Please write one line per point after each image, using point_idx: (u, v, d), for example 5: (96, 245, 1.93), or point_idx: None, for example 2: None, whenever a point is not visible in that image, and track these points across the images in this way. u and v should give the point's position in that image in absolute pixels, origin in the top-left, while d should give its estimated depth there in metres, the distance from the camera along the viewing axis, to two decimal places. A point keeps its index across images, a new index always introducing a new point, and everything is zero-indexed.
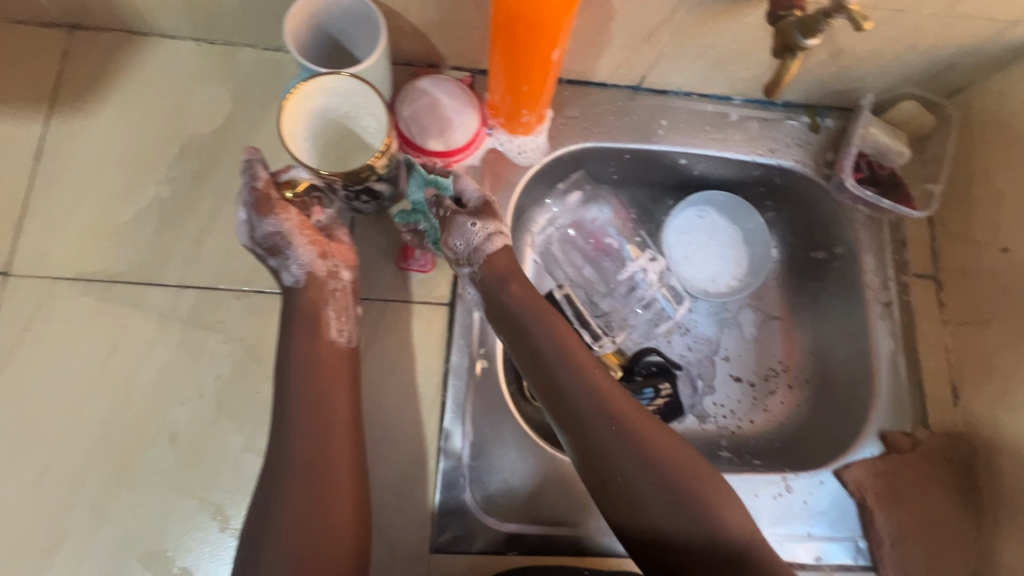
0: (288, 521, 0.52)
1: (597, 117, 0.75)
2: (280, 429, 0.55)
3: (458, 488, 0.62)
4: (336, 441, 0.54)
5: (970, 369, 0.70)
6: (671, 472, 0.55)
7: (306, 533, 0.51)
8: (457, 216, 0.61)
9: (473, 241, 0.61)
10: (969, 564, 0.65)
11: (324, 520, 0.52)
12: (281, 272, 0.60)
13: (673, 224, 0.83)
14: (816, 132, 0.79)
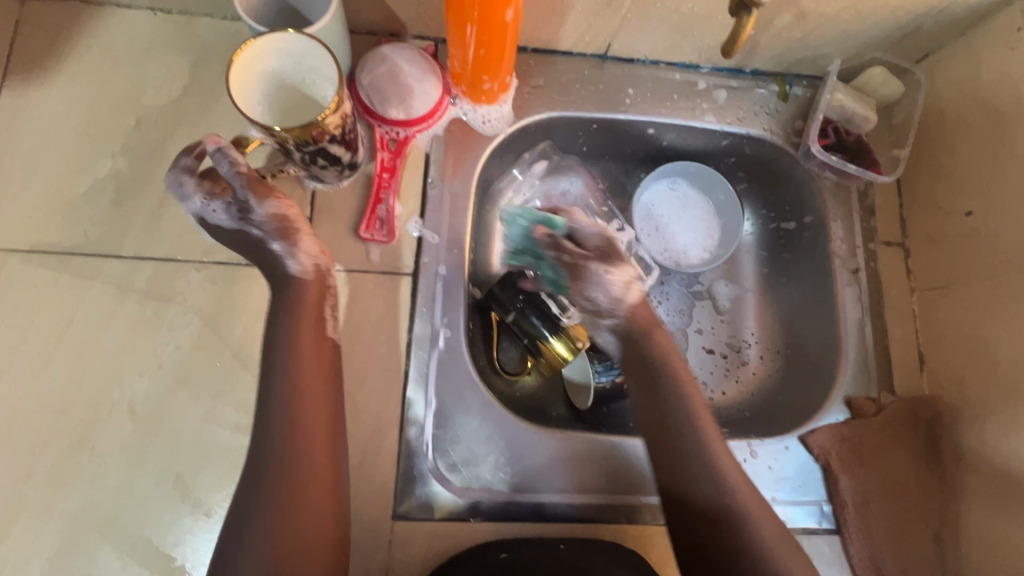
0: (263, 514, 0.50)
1: (563, 86, 0.74)
2: (263, 429, 0.52)
3: (421, 455, 0.62)
4: (316, 423, 0.53)
5: (936, 334, 0.70)
6: (712, 469, 0.57)
7: (279, 522, 0.50)
8: (588, 263, 0.60)
9: (606, 294, 0.61)
10: (933, 526, 0.65)
11: (297, 512, 0.50)
12: (284, 258, 0.56)
13: (644, 196, 0.83)
14: (785, 100, 0.78)
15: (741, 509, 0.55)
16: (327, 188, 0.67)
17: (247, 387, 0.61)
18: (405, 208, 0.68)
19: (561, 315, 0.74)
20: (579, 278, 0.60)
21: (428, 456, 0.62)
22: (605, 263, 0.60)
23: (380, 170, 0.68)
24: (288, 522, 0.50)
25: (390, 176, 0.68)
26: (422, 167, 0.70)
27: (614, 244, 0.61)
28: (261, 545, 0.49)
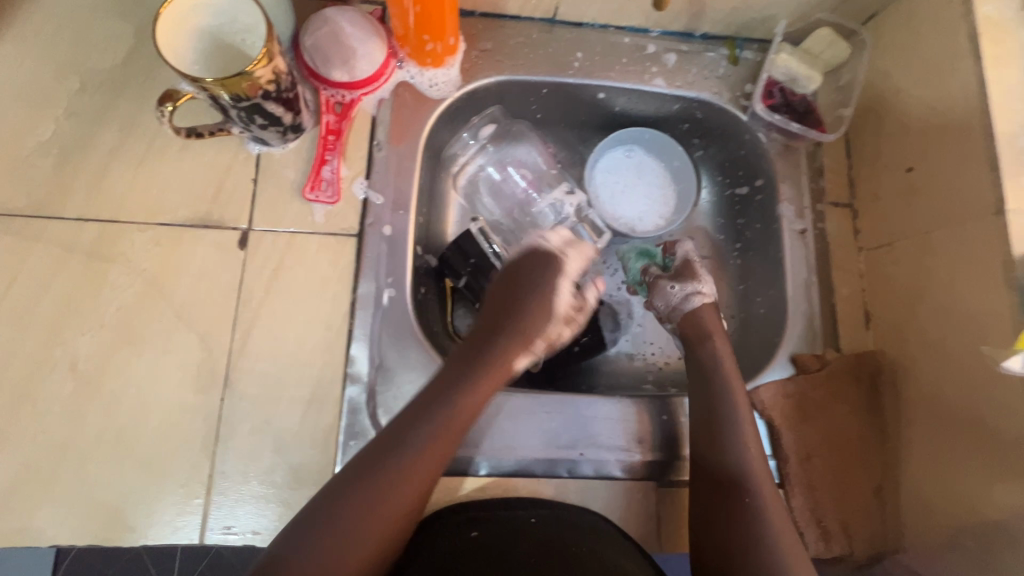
0: (339, 503, 0.54)
1: (511, 49, 0.75)
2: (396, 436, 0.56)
3: (363, 411, 0.63)
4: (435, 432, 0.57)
5: (880, 291, 0.70)
6: (736, 460, 0.63)
7: (364, 510, 0.54)
8: (661, 281, 0.76)
9: (677, 300, 0.74)
10: (874, 478, 0.66)
11: (389, 505, 0.55)
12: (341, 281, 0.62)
13: (599, 162, 0.83)
14: (735, 64, 0.78)
15: (766, 499, 0.61)
16: (271, 151, 0.68)
17: (190, 345, 0.62)
18: (351, 169, 0.69)
19: None
20: (654, 292, 0.77)
21: (372, 412, 0.63)
22: (683, 276, 0.75)
23: (325, 133, 0.69)
24: (374, 512, 0.54)
25: (336, 139, 0.69)
26: (369, 130, 0.70)
27: (687, 263, 0.77)
28: (344, 530, 0.53)
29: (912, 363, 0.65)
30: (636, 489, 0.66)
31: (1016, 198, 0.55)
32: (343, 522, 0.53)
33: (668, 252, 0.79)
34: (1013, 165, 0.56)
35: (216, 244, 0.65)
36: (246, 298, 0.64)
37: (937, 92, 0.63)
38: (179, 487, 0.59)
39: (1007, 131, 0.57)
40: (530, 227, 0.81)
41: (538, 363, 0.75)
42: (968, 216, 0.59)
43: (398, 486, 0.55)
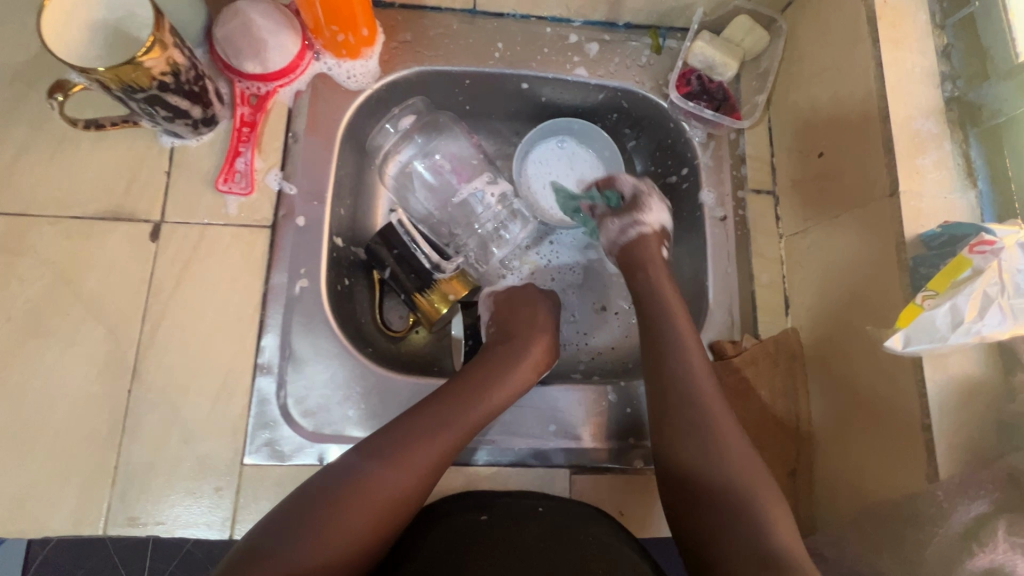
0: (343, 484, 0.53)
1: (431, 41, 0.75)
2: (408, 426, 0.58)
3: (273, 402, 0.63)
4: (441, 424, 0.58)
5: (797, 278, 0.71)
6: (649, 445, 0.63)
7: (365, 492, 0.52)
8: (604, 220, 0.73)
9: (617, 235, 0.72)
10: (790, 464, 0.65)
11: (394, 485, 0.54)
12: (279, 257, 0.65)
13: (533, 155, 0.82)
14: (658, 53, 0.78)
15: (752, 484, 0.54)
16: (185, 143, 0.68)
17: (98, 338, 0.62)
18: (265, 162, 0.69)
19: (434, 271, 0.74)
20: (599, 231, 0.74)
21: (282, 402, 0.63)
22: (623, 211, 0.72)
23: (239, 125, 0.69)
24: (378, 491, 0.53)
25: (250, 130, 0.69)
26: (285, 121, 0.71)
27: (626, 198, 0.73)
28: (344, 510, 0.51)
29: (824, 348, 0.65)
30: (546, 476, 0.65)
31: (908, 180, 0.56)
32: (344, 500, 0.52)
33: (607, 187, 0.74)
34: (906, 147, 0.57)
35: (127, 236, 0.65)
36: (157, 290, 0.64)
37: (842, 77, 0.64)
38: (83, 479, 0.59)
39: (901, 113, 0.57)
40: (457, 217, 0.81)
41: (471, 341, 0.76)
42: (868, 199, 0.60)
43: (394, 480, 0.54)
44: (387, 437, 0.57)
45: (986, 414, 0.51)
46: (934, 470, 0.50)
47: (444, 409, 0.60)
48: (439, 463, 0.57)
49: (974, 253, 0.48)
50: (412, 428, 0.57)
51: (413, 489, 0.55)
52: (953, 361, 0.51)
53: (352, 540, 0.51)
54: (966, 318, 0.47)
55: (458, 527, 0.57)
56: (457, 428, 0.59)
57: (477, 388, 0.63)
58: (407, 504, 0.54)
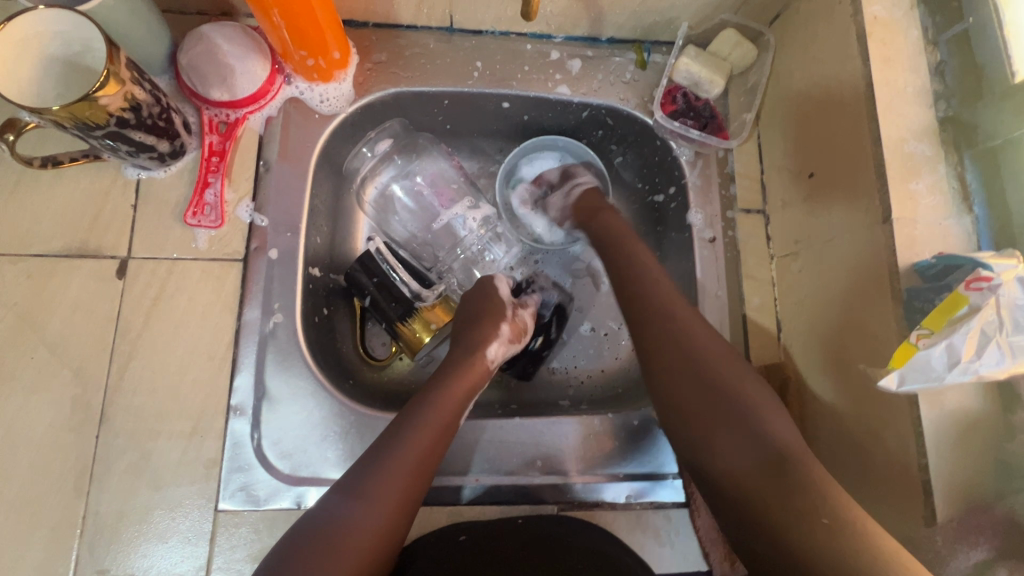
0: (327, 526, 0.49)
1: (407, 61, 0.73)
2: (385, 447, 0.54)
3: (247, 444, 0.61)
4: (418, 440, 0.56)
5: (789, 302, 0.69)
6: None
7: (350, 530, 0.49)
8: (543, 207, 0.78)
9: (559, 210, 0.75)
10: None
11: (368, 522, 0.50)
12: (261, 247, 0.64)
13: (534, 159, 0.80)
14: (643, 68, 0.76)
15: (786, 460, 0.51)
16: (152, 175, 0.66)
17: (63, 382, 0.60)
18: (235, 192, 0.66)
19: (416, 300, 0.71)
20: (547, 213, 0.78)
21: (257, 444, 0.61)
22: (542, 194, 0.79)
23: (208, 155, 0.66)
24: (351, 532, 0.49)
25: (219, 160, 0.66)
26: (256, 149, 0.68)
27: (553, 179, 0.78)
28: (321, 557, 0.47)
29: (815, 377, 0.63)
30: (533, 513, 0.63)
31: (901, 206, 0.54)
32: (320, 548, 0.48)
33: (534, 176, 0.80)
34: (898, 171, 0.54)
35: (93, 274, 0.63)
36: (124, 330, 0.62)
37: (831, 95, 0.62)
38: (50, 530, 0.57)
39: (893, 136, 0.55)
40: (439, 241, 0.79)
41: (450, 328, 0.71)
42: (861, 223, 0.57)
43: (380, 509, 0.51)
44: (356, 473, 0.53)
45: (985, 452, 0.49)
46: (932, 513, 0.48)
47: (413, 430, 0.56)
48: (413, 491, 0.53)
49: (970, 289, 0.45)
50: (379, 459, 0.53)
51: (390, 523, 0.51)
52: (950, 397, 0.49)
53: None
54: (962, 357, 0.45)
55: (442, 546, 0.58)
56: (426, 452, 0.55)
57: (440, 405, 0.59)
58: (388, 542, 0.51)
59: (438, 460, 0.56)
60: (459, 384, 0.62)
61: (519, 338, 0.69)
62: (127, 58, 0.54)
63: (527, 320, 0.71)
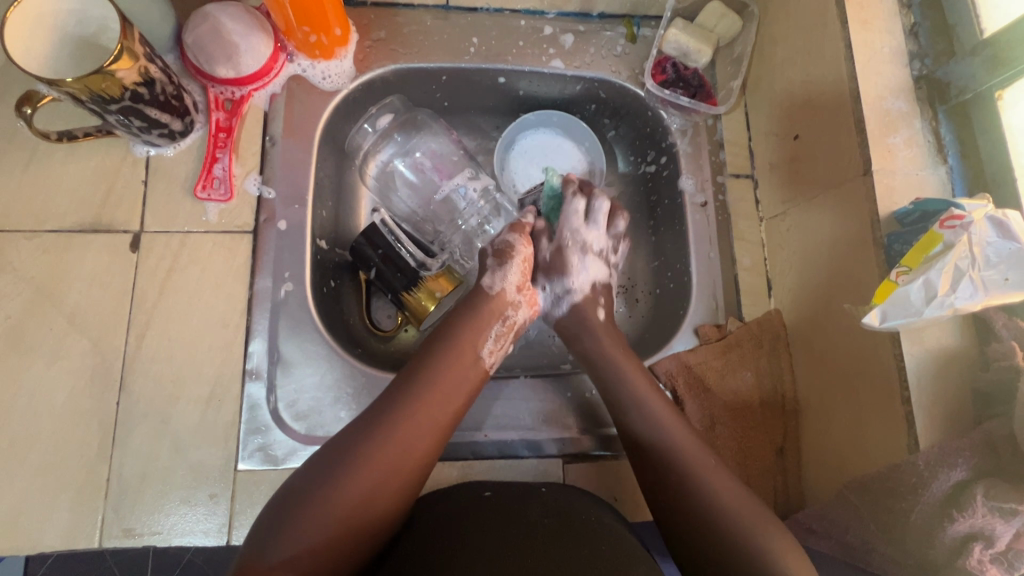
0: (340, 462, 0.51)
1: (405, 38, 0.75)
2: (405, 393, 0.56)
3: (262, 407, 0.63)
4: (437, 391, 0.57)
5: (779, 259, 0.72)
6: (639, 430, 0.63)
7: (362, 466, 0.51)
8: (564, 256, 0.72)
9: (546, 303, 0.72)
10: (774, 441, 0.67)
11: (370, 471, 0.51)
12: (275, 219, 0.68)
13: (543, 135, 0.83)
14: (633, 42, 0.78)
15: None
16: (162, 152, 0.68)
17: (82, 352, 0.62)
18: (243, 167, 0.69)
19: (420, 267, 0.73)
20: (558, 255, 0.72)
21: (273, 407, 0.63)
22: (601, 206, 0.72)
23: (215, 131, 0.68)
24: (353, 479, 0.50)
25: (227, 136, 0.68)
26: (261, 125, 0.70)
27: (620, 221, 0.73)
28: (323, 502, 0.49)
29: (804, 327, 0.67)
30: (541, 467, 0.66)
31: (880, 159, 0.57)
32: (320, 494, 0.49)
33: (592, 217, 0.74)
34: (877, 126, 0.58)
35: (107, 248, 0.64)
36: (140, 300, 0.64)
37: (813, 58, 0.65)
38: (74, 493, 0.59)
39: (871, 94, 0.58)
40: (440, 213, 0.81)
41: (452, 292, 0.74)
42: (842, 178, 0.61)
43: (391, 450, 0.52)
44: (361, 424, 0.54)
45: (961, 383, 0.52)
46: (914, 442, 0.52)
47: (431, 379, 0.58)
48: (419, 445, 0.54)
49: (944, 228, 0.49)
50: (384, 413, 0.54)
51: (404, 462, 0.52)
52: (929, 334, 0.53)
53: (336, 534, 0.48)
54: (938, 292, 0.48)
55: (463, 504, 0.57)
56: (431, 409, 0.56)
57: (447, 361, 0.60)
58: (392, 492, 0.52)
59: (446, 417, 0.57)
60: (465, 343, 0.62)
61: (506, 256, 0.67)
62: (140, 34, 0.57)
63: (513, 240, 0.69)
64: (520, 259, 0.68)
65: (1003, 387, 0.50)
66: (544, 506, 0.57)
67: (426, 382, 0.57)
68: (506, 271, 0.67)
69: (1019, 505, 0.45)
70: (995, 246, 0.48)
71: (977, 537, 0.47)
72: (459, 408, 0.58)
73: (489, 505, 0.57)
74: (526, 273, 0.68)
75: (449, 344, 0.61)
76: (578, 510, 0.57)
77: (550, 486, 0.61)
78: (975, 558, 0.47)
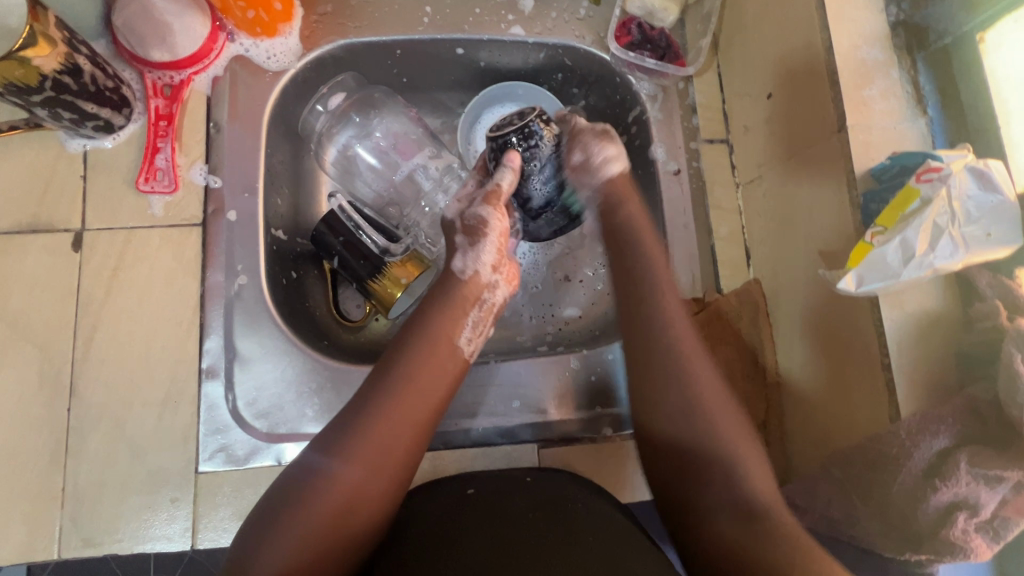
0: (315, 468, 0.49)
1: (354, 12, 0.71)
2: (379, 384, 0.53)
3: (221, 407, 0.61)
4: (413, 379, 0.54)
5: (758, 225, 0.68)
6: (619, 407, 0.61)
7: (340, 467, 0.48)
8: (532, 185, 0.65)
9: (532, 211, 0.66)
10: (757, 416, 0.65)
11: (346, 480, 0.48)
12: (224, 210, 0.64)
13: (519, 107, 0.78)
14: (597, 4, 0.74)
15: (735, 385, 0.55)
16: (99, 144, 0.64)
17: (28, 358, 0.59)
18: (186, 156, 0.65)
19: (383, 253, 0.69)
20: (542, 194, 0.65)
21: (233, 405, 0.61)
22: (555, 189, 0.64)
23: (155, 119, 0.64)
24: (328, 492, 0.47)
25: (167, 124, 0.65)
26: (204, 111, 0.66)
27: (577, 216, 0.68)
28: (297, 519, 0.46)
29: (784, 297, 0.64)
30: (514, 453, 0.64)
31: (856, 113, 0.53)
32: (294, 512, 0.47)
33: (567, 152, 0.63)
34: (852, 79, 0.54)
35: (48, 248, 0.61)
36: (86, 302, 0.61)
37: (785, 9, 0.61)
38: (29, 505, 0.57)
39: (845, 44, 0.54)
40: (405, 196, 0.76)
41: (412, 276, 0.69)
42: (817, 137, 0.57)
43: (369, 446, 0.49)
44: (331, 432, 0.51)
45: (944, 347, 0.49)
46: (896, 410, 0.49)
47: (406, 368, 0.54)
48: (397, 442, 0.51)
49: (920, 182, 0.46)
50: (353, 420, 0.51)
51: (386, 457, 0.50)
52: (909, 296, 0.50)
53: (320, 551, 0.46)
54: (916, 252, 0.46)
55: (447, 505, 0.53)
56: (406, 406, 0.52)
57: (424, 347, 0.56)
58: (373, 497, 0.49)
59: (422, 413, 0.53)
60: (444, 328, 0.58)
61: (477, 234, 0.63)
62: (55, 18, 0.53)
63: (489, 214, 0.63)
64: (495, 234, 0.63)
65: (986, 350, 0.47)
66: (528, 502, 0.52)
67: (400, 375, 0.54)
68: (479, 251, 0.62)
69: (1005, 471, 0.43)
70: (975, 200, 0.45)
71: (961, 506, 0.45)
72: (438, 399, 0.55)
73: (472, 505, 0.53)
74: (502, 248, 0.64)
75: (421, 336, 0.57)
76: (566, 496, 0.53)
77: (535, 476, 0.57)
78: (959, 528, 0.45)
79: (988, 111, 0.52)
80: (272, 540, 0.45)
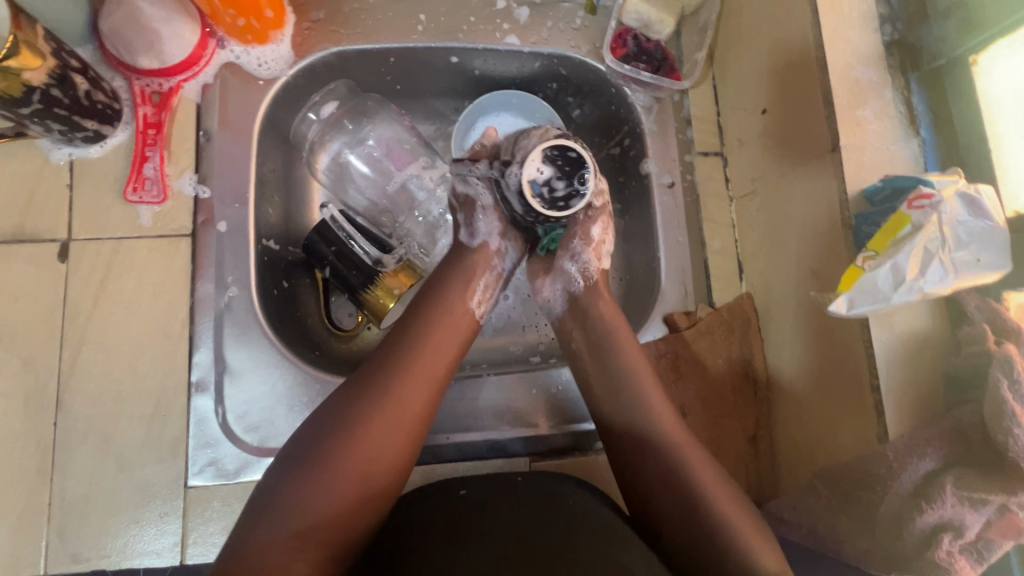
0: (333, 433, 0.49)
1: (346, 19, 0.70)
2: (402, 348, 0.54)
3: (210, 421, 0.60)
4: (435, 345, 0.55)
5: (750, 239, 0.69)
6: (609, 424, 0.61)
7: (365, 431, 0.49)
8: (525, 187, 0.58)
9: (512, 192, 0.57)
10: (748, 431, 0.65)
11: (344, 473, 0.47)
12: (213, 222, 0.63)
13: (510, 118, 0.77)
14: (593, 14, 0.74)
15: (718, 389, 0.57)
16: (85, 153, 0.63)
17: (14, 371, 0.58)
18: (175, 166, 0.64)
19: (375, 264, 0.68)
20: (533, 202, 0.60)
21: (222, 419, 0.60)
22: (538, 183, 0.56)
23: (143, 127, 0.64)
24: (327, 481, 0.47)
25: (156, 132, 0.64)
26: (194, 119, 0.65)
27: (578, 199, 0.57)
28: (314, 485, 0.46)
29: (776, 312, 0.64)
30: (507, 466, 0.64)
31: (850, 133, 0.53)
32: (293, 494, 0.46)
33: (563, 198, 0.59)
34: (846, 98, 0.53)
35: (33, 260, 0.60)
36: (72, 315, 0.60)
37: (780, 23, 0.60)
38: (16, 519, 0.56)
39: (839, 63, 0.54)
40: (398, 205, 0.75)
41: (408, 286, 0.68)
42: (811, 156, 0.57)
43: (394, 409, 0.50)
44: (339, 405, 0.51)
45: (932, 368, 0.50)
46: (883, 430, 0.50)
47: (427, 335, 0.55)
48: (418, 402, 0.52)
49: (912, 208, 0.46)
50: (373, 381, 0.51)
51: (409, 419, 0.51)
52: (899, 318, 0.50)
53: (333, 519, 0.46)
54: (906, 276, 0.46)
55: (440, 507, 0.53)
56: (418, 377, 0.53)
57: (441, 314, 0.57)
58: (392, 461, 0.50)
59: (426, 414, 0.52)
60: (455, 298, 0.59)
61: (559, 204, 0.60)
62: (42, 29, 0.52)
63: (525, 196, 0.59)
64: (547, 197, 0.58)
65: (975, 374, 0.47)
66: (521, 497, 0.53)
67: (419, 339, 0.55)
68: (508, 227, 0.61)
69: (989, 495, 0.44)
70: (965, 224, 0.46)
71: (947, 528, 0.45)
72: (453, 358, 0.56)
73: (466, 504, 0.53)
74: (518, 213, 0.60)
75: (432, 325, 0.56)
76: (556, 495, 0.53)
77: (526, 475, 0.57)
78: (944, 548, 0.45)
79: (979, 134, 0.52)
80: (286, 507, 0.45)
